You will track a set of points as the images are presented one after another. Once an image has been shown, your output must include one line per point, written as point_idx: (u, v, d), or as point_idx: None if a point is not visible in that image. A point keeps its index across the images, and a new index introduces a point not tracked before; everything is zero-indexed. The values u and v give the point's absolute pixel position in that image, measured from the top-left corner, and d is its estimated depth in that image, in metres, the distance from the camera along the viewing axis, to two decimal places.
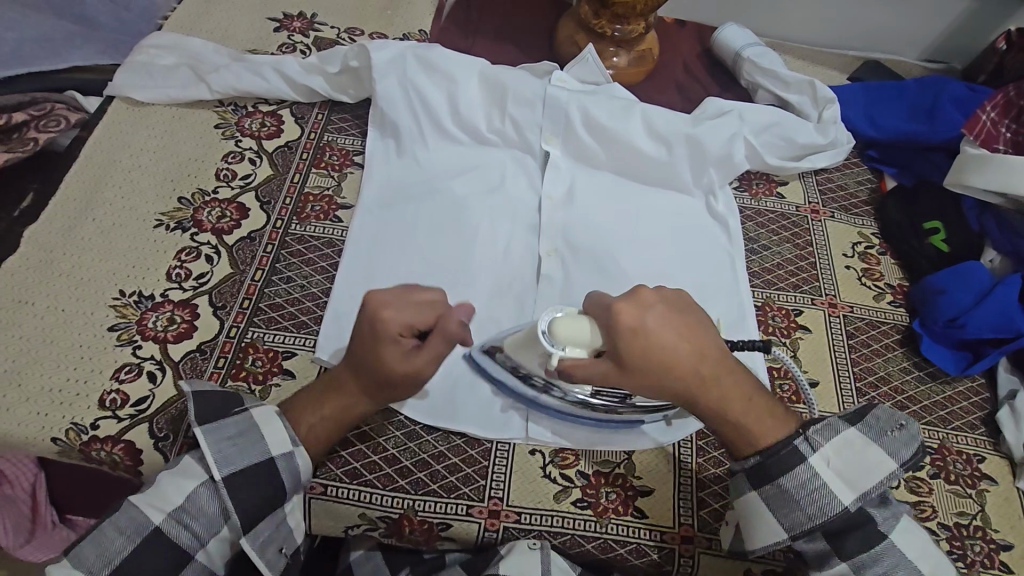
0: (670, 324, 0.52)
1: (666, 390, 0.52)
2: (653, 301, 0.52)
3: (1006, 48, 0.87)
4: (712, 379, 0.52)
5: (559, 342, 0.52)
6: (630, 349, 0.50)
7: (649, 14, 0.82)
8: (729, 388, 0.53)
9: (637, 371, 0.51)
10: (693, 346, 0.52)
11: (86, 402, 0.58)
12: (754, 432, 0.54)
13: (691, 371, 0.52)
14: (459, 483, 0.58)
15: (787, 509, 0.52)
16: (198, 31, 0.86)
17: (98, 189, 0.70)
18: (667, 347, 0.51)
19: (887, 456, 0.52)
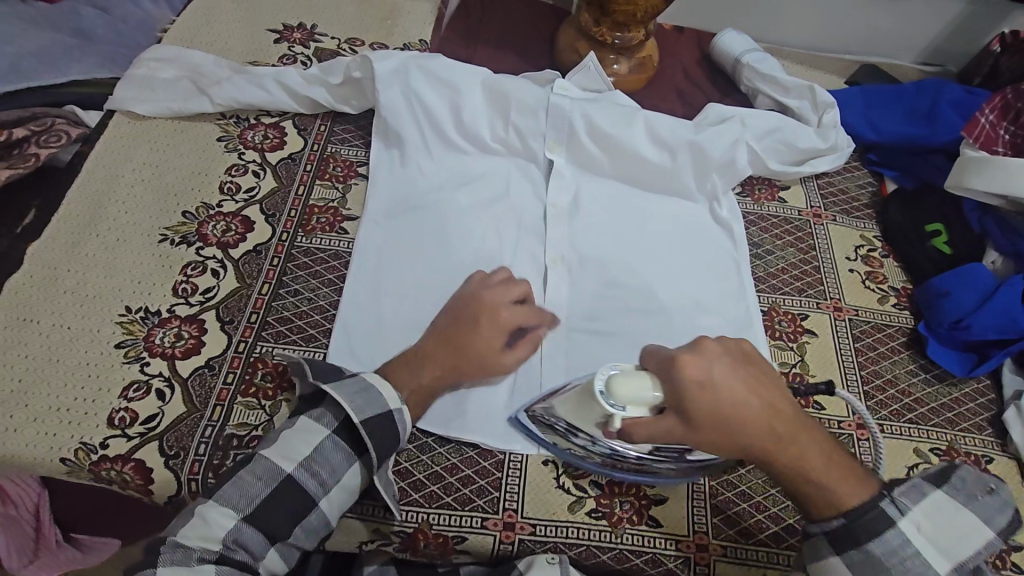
0: (736, 377, 0.52)
1: (740, 448, 0.52)
2: (718, 352, 0.52)
3: (1000, 51, 0.88)
4: (783, 435, 0.51)
5: (619, 403, 0.50)
6: (698, 407, 0.50)
7: (649, 22, 0.82)
8: (804, 447, 0.52)
9: (707, 431, 0.50)
10: (759, 400, 0.52)
11: (95, 421, 0.57)
12: (836, 493, 0.51)
13: (760, 426, 0.51)
14: (473, 495, 0.58)
15: (875, 573, 0.50)
16: (197, 43, 0.86)
17: (102, 205, 0.70)
18: (735, 401, 0.51)
19: (982, 523, 0.51)
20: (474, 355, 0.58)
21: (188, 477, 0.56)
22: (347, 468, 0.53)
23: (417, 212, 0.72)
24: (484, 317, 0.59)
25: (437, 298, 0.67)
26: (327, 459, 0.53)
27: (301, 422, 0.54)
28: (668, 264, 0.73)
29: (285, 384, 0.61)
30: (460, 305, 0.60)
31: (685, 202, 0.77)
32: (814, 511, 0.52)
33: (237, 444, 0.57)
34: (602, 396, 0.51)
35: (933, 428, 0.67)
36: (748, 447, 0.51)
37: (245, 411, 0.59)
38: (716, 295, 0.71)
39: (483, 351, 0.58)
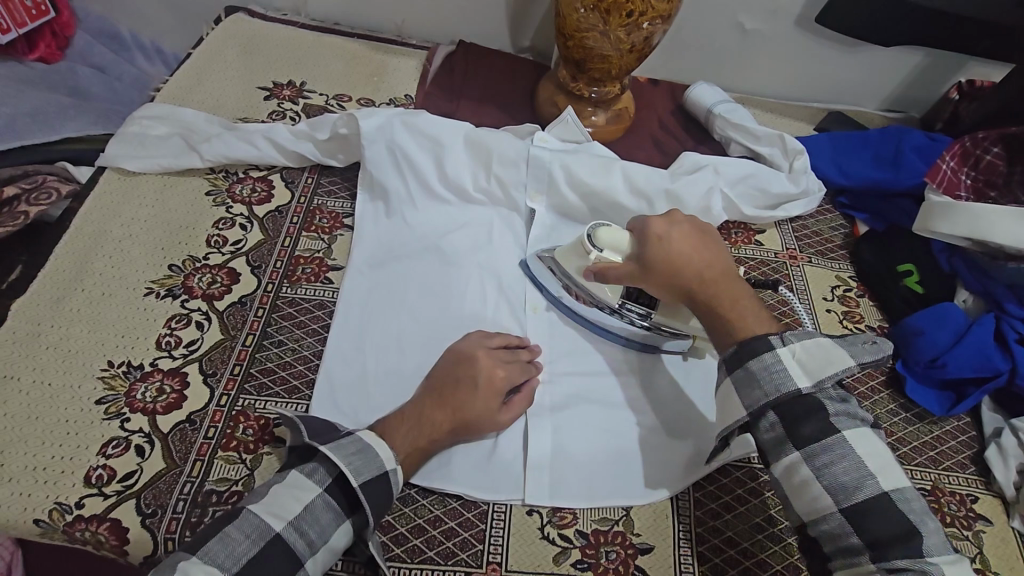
0: (692, 237, 0.63)
1: (678, 288, 0.61)
2: (684, 222, 0.64)
3: (958, 98, 0.93)
4: (712, 280, 0.60)
5: (599, 245, 0.66)
6: (651, 252, 0.62)
7: (624, 77, 0.86)
8: (726, 289, 0.60)
9: (653, 265, 0.62)
10: (707, 252, 0.62)
11: (72, 479, 0.56)
12: (740, 323, 0.58)
13: (695, 272, 0.61)
14: (457, 548, 0.57)
15: (751, 389, 0.54)
16: (189, 101, 0.89)
17: (88, 260, 0.70)
18: (684, 255, 0.61)
19: (848, 356, 0.53)
20: (461, 408, 0.60)
21: (165, 536, 0.54)
22: (338, 528, 0.53)
23: (402, 263, 0.73)
24: (482, 377, 0.61)
25: (420, 347, 0.68)
26: (314, 517, 0.52)
27: (292, 478, 0.54)
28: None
29: (267, 438, 0.61)
30: (460, 363, 0.62)
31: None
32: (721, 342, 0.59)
33: (217, 500, 0.57)
34: (588, 237, 0.66)
35: (917, 467, 0.67)
36: (677, 282, 0.61)
37: (226, 466, 0.59)
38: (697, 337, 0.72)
39: (473, 412, 0.60)
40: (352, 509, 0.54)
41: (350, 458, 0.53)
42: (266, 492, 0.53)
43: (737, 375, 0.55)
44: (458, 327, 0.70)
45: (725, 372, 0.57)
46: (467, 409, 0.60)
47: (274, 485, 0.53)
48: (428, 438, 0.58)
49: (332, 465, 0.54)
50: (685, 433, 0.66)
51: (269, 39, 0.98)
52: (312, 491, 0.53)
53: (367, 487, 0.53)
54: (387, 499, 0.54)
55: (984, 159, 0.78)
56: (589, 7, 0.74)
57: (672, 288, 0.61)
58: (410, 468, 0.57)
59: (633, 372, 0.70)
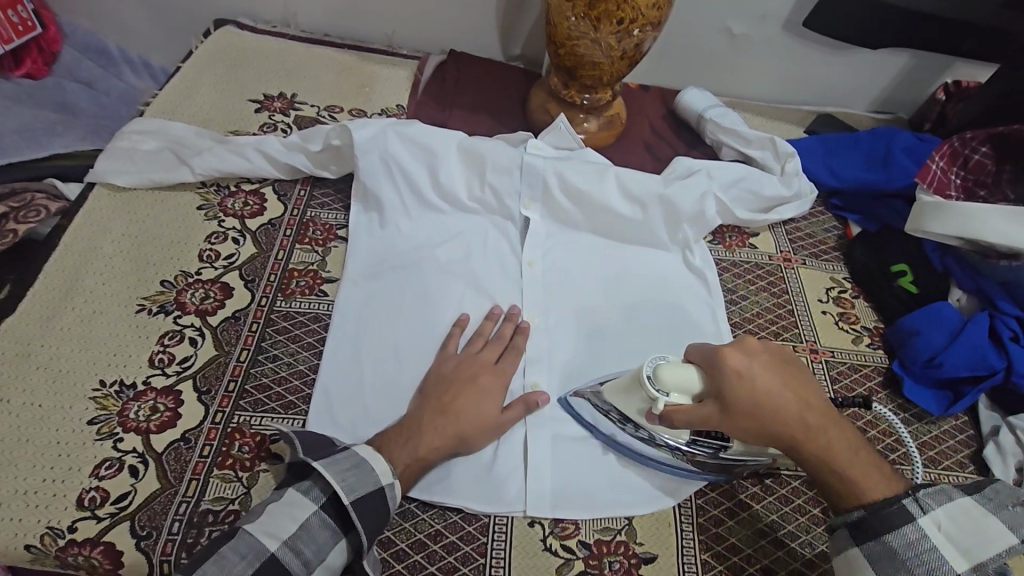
0: (776, 375, 0.54)
1: (774, 438, 0.52)
2: (761, 352, 0.55)
3: (945, 99, 0.95)
4: (816, 432, 0.52)
5: (664, 387, 0.56)
6: (736, 398, 0.53)
7: (615, 83, 0.86)
8: (833, 438, 0.52)
9: (742, 414, 0.53)
10: (796, 394, 0.53)
11: (64, 502, 0.55)
12: (862, 484, 0.51)
13: (796, 419, 0.52)
14: (458, 563, 0.57)
15: (891, 567, 0.49)
16: (179, 115, 0.88)
17: (78, 278, 0.69)
18: (775, 399, 0.52)
19: (1010, 531, 0.49)
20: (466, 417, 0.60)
21: (161, 558, 0.53)
22: (334, 547, 0.52)
23: (398, 274, 0.73)
24: (483, 377, 0.63)
25: (416, 359, 0.67)
26: (311, 536, 0.51)
27: (287, 496, 0.52)
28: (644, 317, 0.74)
29: (263, 455, 0.60)
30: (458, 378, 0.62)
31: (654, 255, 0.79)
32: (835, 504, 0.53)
33: (213, 520, 0.56)
34: (650, 376, 0.57)
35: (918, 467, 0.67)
36: (779, 437, 0.52)
37: (222, 484, 0.58)
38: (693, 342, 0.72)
39: (474, 419, 0.60)
40: (347, 526, 0.53)
41: (347, 475, 0.53)
42: (261, 511, 0.52)
43: (869, 548, 0.50)
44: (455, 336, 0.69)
45: (850, 539, 0.51)
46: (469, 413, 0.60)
47: (270, 504, 0.52)
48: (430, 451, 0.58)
49: (327, 482, 0.53)
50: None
51: (259, 51, 0.98)
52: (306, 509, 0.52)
53: (362, 504, 0.52)
54: (382, 516, 0.53)
55: (973, 158, 0.78)
56: (579, 15, 0.74)
57: (772, 442, 0.53)
58: (410, 481, 0.57)
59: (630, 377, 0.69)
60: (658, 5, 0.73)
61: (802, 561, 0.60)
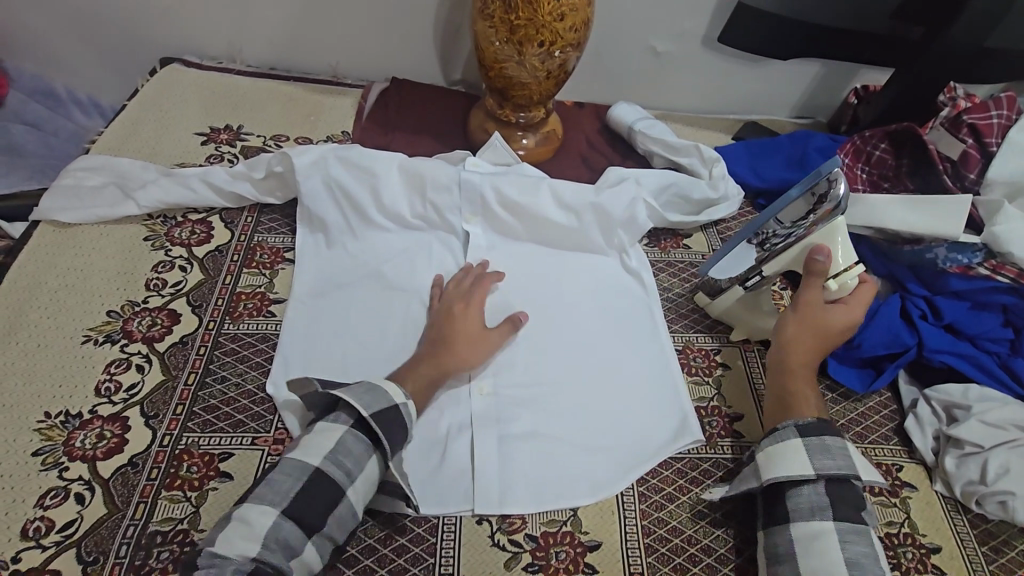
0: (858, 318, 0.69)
1: (800, 339, 0.68)
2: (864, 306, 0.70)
3: (857, 103, 1.03)
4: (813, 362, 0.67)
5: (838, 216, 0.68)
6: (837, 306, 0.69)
7: (547, 102, 0.92)
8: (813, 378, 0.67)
9: (807, 318, 0.69)
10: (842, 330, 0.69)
11: (7, 534, 0.55)
12: (805, 403, 0.64)
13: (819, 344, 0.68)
14: (408, 564, 0.58)
15: (822, 455, 0.59)
16: (126, 150, 0.90)
17: (23, 312, 0.70)
18: (836, 325, 0.68)
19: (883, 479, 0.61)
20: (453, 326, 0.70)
21: None
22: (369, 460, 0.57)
23: (344, 291, 0.75)
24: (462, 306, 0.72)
25: (363, 371, 0.69)
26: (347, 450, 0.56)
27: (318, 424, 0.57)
28: (585, 319, 0.77)
29: (212, 472, 0.61)
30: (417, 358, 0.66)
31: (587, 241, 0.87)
32: (774, 413, 0.65)
33: (162, 541, 0.56)
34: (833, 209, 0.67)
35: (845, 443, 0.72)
36: (795, 341, 0.68)
37: (171, 505, 0.58)
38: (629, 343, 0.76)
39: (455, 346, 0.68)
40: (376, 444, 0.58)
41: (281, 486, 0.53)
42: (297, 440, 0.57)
43: (809, 440, 0.60)
44: (403, 346, 0.71)
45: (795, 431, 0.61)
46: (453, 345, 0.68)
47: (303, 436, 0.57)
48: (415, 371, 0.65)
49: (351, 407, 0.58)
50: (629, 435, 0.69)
51: (204, 87, 1.01)
52: (312, 461, 0.54)
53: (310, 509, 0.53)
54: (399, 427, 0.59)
55: (874, 154, 0.85)
56: (503, 40, 0.79)
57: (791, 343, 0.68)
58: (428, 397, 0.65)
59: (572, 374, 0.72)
60: (575, 27, 0.78)
61: (739, 535, 0.63)
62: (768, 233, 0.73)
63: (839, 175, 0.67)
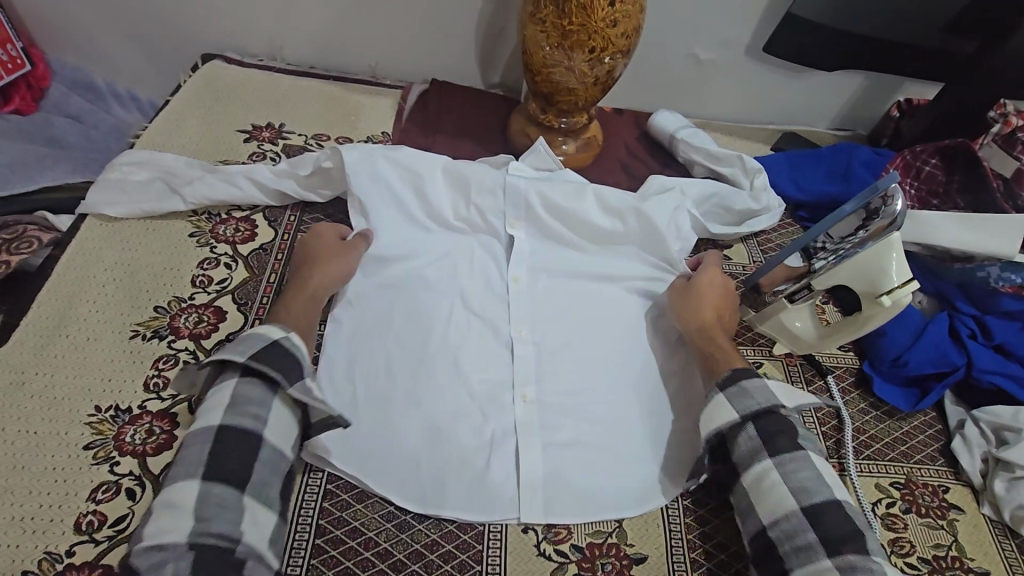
0: (716, 296, 0.73)
1: (700, 315, 0.72)
2: (720, 287, 0.75)
3: (899, 116, 1.02)
4: (721, 329, 0.71)
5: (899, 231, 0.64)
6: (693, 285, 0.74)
7: (590, 108, 0.91)
8: (727, 341, 0.70)
9: (684, 295, 0.74)
10: (727, 293, 0.75)
11: (61, 527, 0.55)
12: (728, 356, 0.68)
13: (718, 317, 0.72)
14: (454, 571, 0.58)
15: (743, 397, 0.61)
16: (170, 146, 0.90)
17: (73, 306, 0.71)
18: (712, 298, 0.73)
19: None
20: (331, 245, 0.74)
21: None
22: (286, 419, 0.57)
23: (386, 293, 0.74)
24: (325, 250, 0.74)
25: (405, 376, 0.68)
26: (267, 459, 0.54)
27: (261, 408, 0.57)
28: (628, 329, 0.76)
29: None
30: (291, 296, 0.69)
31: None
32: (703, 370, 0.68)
33: None
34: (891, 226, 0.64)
35: (890, 463, 0.71)
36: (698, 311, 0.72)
37: None
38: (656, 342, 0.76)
39: (330, 262, 0.72)
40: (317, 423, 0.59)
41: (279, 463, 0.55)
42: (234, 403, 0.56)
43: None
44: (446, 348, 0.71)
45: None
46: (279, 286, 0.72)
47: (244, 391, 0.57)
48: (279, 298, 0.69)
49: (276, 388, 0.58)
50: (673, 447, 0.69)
51: (246, 84, 1.01)
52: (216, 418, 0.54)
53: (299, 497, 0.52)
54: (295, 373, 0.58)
55: (924, 170, 0.85)
56: (553, 45, 0.79)
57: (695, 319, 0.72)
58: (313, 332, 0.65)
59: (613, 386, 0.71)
60: (626, 34, 0.78)
61: None
62: (816, 247, 0.70)
63: (897, 191, 0.64)
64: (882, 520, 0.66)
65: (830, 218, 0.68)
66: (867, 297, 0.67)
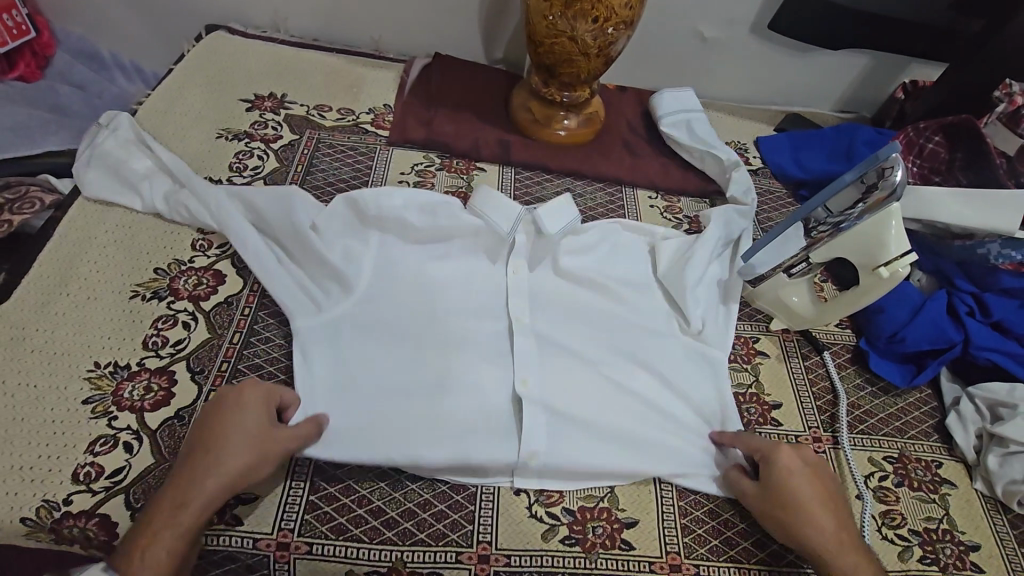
0: (813, 493, 0.58)
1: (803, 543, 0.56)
2: (806, 472, 0.60)
3: (904, 98, 1.02)
4: (841, 551, 0.55)
5: (898, 199, 0.64)
6: (785, 496, 0.58)
7: (593, 82, 0.91)
8: (855, 567, 0.54)
9: (769, 508, 0.59)
10: (818, 478, 0.60)
11: (59, 477, 0.56)
12: None
13: (825, 534, 0.56)
14: (446, 530, 0.59)
15: None
16: (173, 113, 0.90)
17: (74, 265, 0.71)
18: (807, 513, 0.57)
19: None
20: (261, 428, 0.56)
21: None
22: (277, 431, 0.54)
23: (370, 355, 0.65)
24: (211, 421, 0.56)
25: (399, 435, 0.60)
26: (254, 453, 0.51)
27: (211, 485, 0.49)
28: (642, 389, 0.68)
29: None
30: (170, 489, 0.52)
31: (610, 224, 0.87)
32: None
33: None
34: (891, 193, 0.64)
35: (883, 437, 0.71)
36: (800, 528, 0.57)
37: None
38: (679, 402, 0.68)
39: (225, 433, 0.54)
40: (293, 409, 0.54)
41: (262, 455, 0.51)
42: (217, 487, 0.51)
43: None
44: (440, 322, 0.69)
45: None
46: (183, 464, 0.53)
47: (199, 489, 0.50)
48: (183, 519, 0.50)
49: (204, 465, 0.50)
50: (674, 423, 0.67)
51: (249, 55, 1.01)
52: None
53: None
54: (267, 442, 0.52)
55: (927, 147, 0.85)
56: (557, 14, 0.79)
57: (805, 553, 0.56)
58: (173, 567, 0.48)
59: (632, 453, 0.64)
60: (630, 5, 0.77)
61: None
62: (816, 218, 0.71)
63: (896, 163, 0.64)
64: (874, 492, 0.66)
65: (830, 188, 0.70)
66: (865, 268, 0.66)
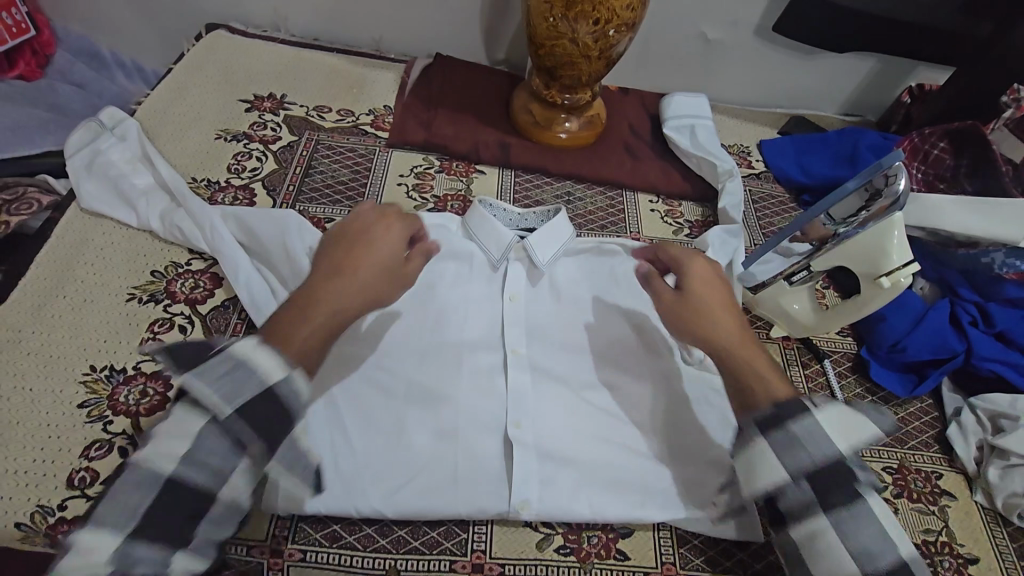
0: (727, 318, 0.59)
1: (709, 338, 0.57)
2: (703, 266, 0.63)
3: (910, 101, 1.00)
4: (742, 344, 0.57)
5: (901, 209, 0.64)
6: (698, 297, 0.60)
7: (594, 84, 0.90)
8: (755, 360, 0.56)
9: (682, 313, 0.59)
10: (732, 305, 0.61)
11: (54, 481, 0.56)
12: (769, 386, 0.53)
13: (726, 334, 0.58)
14: (440, 538, 0.59)
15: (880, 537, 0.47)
16: (172, 113, 0.90)
17: (71, 267, 0.71)
18: (717, 319, 0.58)
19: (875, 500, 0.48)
20: (388, 259, 0.57)
21: None
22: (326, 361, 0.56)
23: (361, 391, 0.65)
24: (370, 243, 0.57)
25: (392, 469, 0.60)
26: None
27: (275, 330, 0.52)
28: (638, 426, 0.67)
29: None
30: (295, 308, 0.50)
31: (609, 228, 0.86)
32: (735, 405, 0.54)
33: None
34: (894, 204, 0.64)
35: (882, 447, 0.70)
36: (713, 334, 0.57)
37: None
38: (677, 441, 0.65)
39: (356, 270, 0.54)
40: None
41: None
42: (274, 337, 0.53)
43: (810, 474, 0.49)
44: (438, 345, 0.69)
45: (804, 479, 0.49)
46: (317, 275, 0.53)
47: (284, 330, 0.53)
48: (342, 317, 0.51)
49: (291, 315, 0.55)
50: (673, 434, 0.66)
51: (248, 55, 1.00)
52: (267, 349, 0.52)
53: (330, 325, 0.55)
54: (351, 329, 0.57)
55: (932, 153, 0.84)
56: (558, 16, 0.78)
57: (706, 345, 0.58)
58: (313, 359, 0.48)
59: (629, 495, 0.61)
60: (632, 7, 0.76)
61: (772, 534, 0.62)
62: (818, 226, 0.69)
63: (901, 170, 0.63)
64: None
65: (833, 195, 0.68)
66: (867, 278, 0.65)
